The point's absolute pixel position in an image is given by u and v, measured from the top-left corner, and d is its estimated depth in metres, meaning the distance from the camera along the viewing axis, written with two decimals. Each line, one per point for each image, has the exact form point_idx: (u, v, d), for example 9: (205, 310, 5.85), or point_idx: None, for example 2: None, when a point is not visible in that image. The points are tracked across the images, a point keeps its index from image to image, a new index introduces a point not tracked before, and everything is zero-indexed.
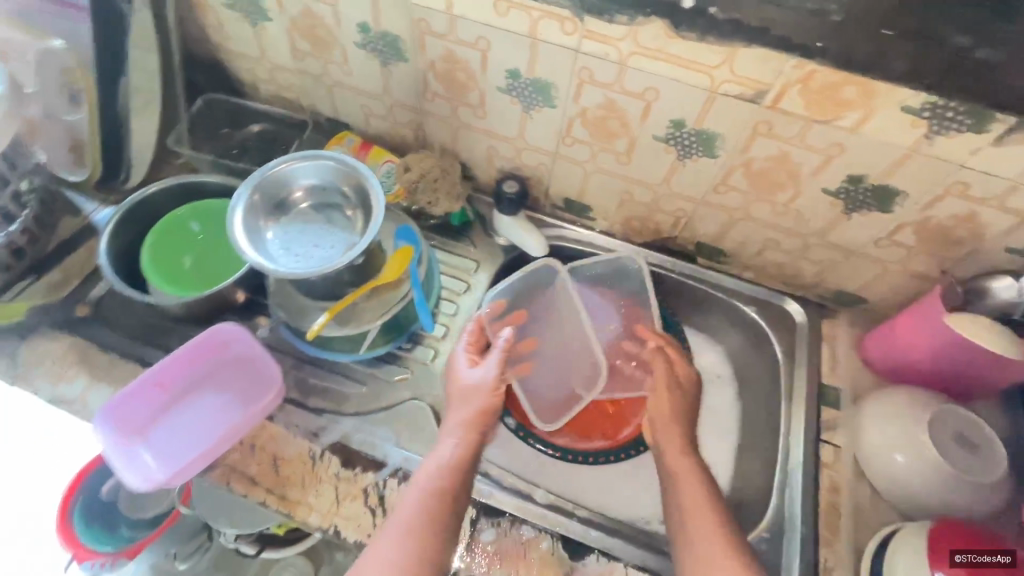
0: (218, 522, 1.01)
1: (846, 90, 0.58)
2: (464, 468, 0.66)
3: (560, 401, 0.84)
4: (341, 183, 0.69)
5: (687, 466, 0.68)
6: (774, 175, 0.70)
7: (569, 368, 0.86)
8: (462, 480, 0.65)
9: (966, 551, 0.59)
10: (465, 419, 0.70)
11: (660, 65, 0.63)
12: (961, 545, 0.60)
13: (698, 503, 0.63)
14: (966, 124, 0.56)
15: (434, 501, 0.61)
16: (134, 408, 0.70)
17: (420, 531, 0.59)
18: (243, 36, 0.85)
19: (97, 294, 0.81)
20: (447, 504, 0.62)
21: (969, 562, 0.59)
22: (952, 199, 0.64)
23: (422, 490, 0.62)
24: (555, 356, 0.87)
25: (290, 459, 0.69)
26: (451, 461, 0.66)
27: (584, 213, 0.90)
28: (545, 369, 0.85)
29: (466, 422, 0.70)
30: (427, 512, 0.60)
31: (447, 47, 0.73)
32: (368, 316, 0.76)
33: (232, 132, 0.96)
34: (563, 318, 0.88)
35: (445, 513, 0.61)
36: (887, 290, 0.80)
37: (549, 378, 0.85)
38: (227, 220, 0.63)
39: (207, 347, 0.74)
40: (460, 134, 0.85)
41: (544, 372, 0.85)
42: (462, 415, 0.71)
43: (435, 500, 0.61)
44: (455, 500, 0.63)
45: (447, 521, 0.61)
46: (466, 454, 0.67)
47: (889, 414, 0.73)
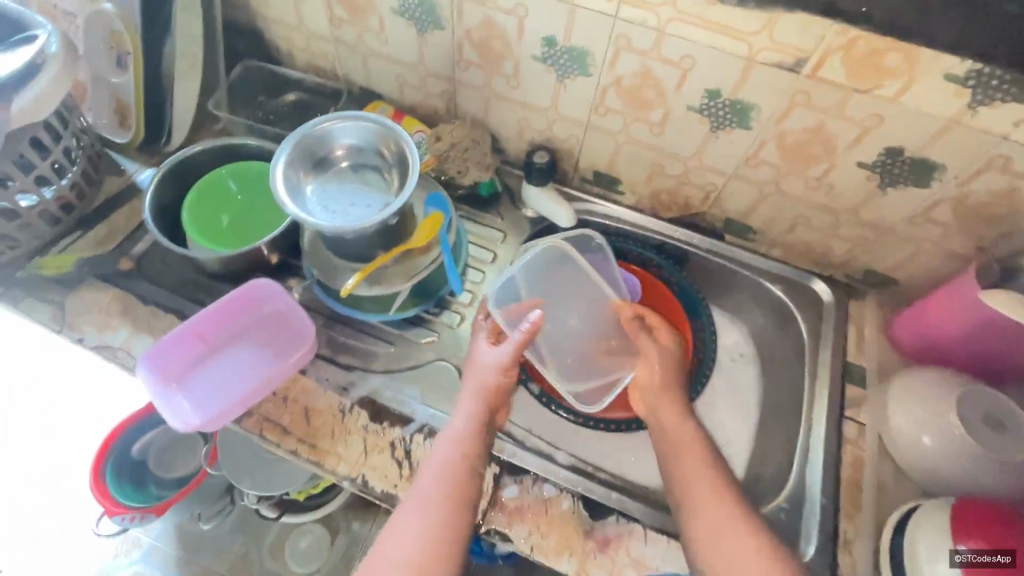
0: (242, 482, 1.06)
1: (888, 57, 0.58)
2: (479, 438, 0.66)
3: (600, 380, 0.79)
4: (381, 145, 0.71)
5: (687, 438, 0.67)
6: (809, 148, 0.70)
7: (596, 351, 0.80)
8: (478, 452, 0.65)
9: (973, 551, 0.59)
10: (475, 393, 0.69)
11: (698, 32, 0.64)
12: (975, 542, 0.59)
13: (699, 479, 0.64)
14: (1011, 94, 0.56)
15: (452, 474, 0.62)
16: (175, 354, 0.73)
17: (442, 505, 0.60)
18: (284, 4, 0.87)
19: (139, 249, 0.84)
20: (465, 475, 0.63)
21: (975, 561, 0.58)
22: (992, 173, 0.63)
23: (440, 465, 0.63)
24: (582, 338, 0.81)
25: (320, 411, 0.72)
26: (464, 435, 0.65)
27: (613, 187, 0.91)
28: (576, 352, 0.80)
29: (476, 396, 0.68)
30: (446, 486, 0.62)
31: (485, 13, 0.73)
32: (398, 278, 0.77)
33: (269, 100, 0.98)
34: (580, 298, 0.82)
35: (466, 485, 0.62)
36: (918, 271, 0.79)
37: (582, 360, 0.80)
38: (270, 174, 0.65)
39: (245, 302, 0.77)
40: (492, 104, 0.86)
41: (573, 353, 0.80)
42: (472, 389, 0.69)
43: (453, 473, 0.62)
44: (472, 473, 0.63)
45: (467, 489, 0.62)
46: (479, 426, 0.66)
47: (916, 391, 0.73)
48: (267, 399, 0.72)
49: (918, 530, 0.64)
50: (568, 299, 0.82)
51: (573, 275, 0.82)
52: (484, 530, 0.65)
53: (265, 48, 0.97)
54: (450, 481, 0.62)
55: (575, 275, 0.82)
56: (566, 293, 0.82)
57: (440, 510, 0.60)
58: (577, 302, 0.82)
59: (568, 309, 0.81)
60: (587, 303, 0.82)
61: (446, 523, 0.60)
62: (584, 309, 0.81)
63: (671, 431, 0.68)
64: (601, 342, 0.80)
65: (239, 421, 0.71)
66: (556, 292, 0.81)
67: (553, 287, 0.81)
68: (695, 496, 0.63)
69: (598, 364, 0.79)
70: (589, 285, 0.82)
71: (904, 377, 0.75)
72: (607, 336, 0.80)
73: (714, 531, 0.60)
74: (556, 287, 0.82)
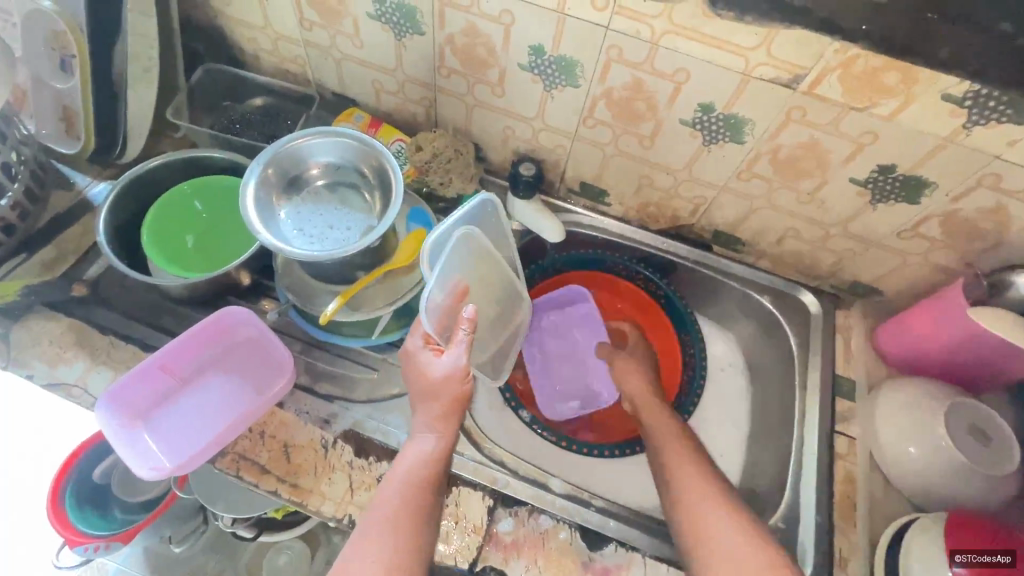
0: (216, 505, 0.95)
1: (887, 75, 0.56)
2: (444, 460, 0.63)
3: (503, 341, 0.78)
4: (361, 164, 0.66)
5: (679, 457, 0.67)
6: (802, 164, 0.69)
7: (499, 322, 0.76)
8: (443, 473, 0.62)
9: (967, 552, 0.60)
10: (442, 413, 0.64)
11: (694, 45, 0.61)
12: (963, 544, 0.61)
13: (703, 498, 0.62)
14: (1007, 115, 0.55)
15: (414, 498, 0.59)
16: (141, 390, 0.67)
17: (405, 525, 0.57)
18: (247, 3, 0.80)
19: (93, 273, 0.78)
20: (429, 500, 0.60)
21: (968, 562, 0.60)
22: (982, 191, 0.63)
23: (399, 486, 0.59)
24: (489, 311, 0.74)
25: (301, 446, 0.67)
26: (429, 458, 0.62)
27: (600, 198, 0.88)
28: (485, 326, 0.74)
29: (442, 416, 0.64)
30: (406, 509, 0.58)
31: (468, 20, 0.69)
32: (379, 302, 0.73)
33: (235, 105, 0.91)
34: (489, 271, 0.72)
35: (429, 509, 0.59)
36: (904, 283, 0.79)
37: (486, 329, 0.74)
38: (239, 197, 0.61)
39: (217, 330, 0.72)
40: (475, 113, 0.82)
41: (486, 330, 0.74)
42: (430, 401, 0.64)
43: (415, 496, 0.59)
44: (436, 491, 0.61)
45: (430, 515, 0.59)
46: (441, 451, 0.63)
47: (905, 406, 0.73)
48: (242, 435, 0.67)
49: (911, 547, 0.64)
50: (477, 278, 0.71)
51: (482, 249, 0.70)
52: (480, 568, 0.63)
53: (228, 49, 0.90)
54: (412, 505, 0.58)
55: (485, 245, 0.70)
56: (478, 270, 0.71)
57: (403, 531, 0.56)
58: (488, 277, 0.72)
59: (478, 283, 0.71)
60: (494, 275, 0.73)
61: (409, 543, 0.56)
62: (490, 283, 0.73)
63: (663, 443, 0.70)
64: (506, 306, 0.76)
65: (213, 461, 0.66)
66: (472, 273, 0.70)
67: (468, 266, 0.69)
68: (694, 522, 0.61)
69: (508, 334, 0.78)
70: (491, 254, 0.71)
71: (892, 391, 0.75)
72: (504, 299, 0.76)
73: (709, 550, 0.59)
74: (469, 268, 0.69)
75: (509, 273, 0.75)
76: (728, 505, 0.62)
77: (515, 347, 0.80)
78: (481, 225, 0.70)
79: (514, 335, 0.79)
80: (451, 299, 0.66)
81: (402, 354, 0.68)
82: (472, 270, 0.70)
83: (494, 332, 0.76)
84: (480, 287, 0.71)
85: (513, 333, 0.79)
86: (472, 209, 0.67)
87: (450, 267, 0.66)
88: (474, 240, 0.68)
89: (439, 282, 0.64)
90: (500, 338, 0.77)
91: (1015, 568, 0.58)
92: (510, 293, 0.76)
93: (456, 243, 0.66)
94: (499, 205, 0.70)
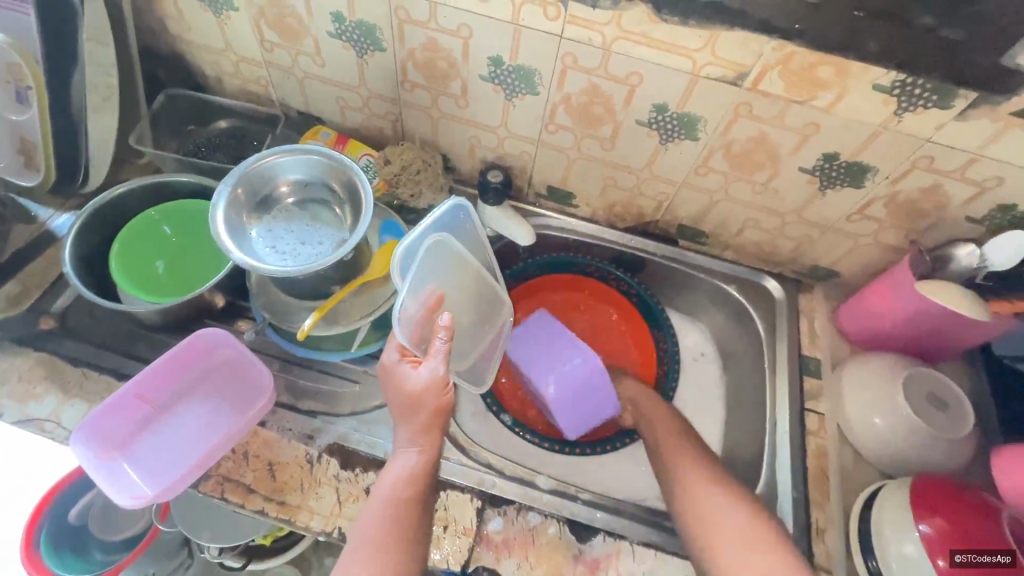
0: (201, 536, 0.94)
1: (822, 70, 0.60)
2: (428, 475, 0.64)
3: (484, 350, 0.79)
4: (329, 179, 0.67)
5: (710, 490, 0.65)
6: (754, 156, 0.73)
7: (481, 329, 0.77)
8: (428, 486, 0.64)
9: (966, 551, 0.60)
10: (423, 427, 0.65)
11: (643, 50, 0.64)
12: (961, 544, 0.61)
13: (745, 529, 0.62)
14: (932, 100, 0.60)
15: (401, 515, 0.60)
16: (118, 421, 0.67)
17: (387, 550, 0.58)
18: (207, 28, 0.81)
19: (61, 305, 0.76)
20: (413, 519, 0.60)
21: (967, 562, 0.60)
22: (919, 172, 0.67)
23: (382, 507, 0.60)
24: (467, 321, 0.75)
25: (285, 464, 0.68)
26: (410, 472, 0.63)
27: (567, 201, 0.91)
28: (463, 338, 0.75)
29: (423, 430, 0.65)
30: (395, 528, 0.59)
31: (428, 35, 0.71)
32: (356, 314, 0.74)
33: (200, 129, 0.92)
34: (465, 283, 0.74)
35: (412, 529, 0.60)
36: (859, 264, 0.84)
37: (464, 340, 0.75)
38: (209, 219, 0.61)
39: (194, 354, 0.72)
40: (441, 124, 0.84)
41: (465, 339, 0.75)
42: (412, 415, 0.65)
43: (401, 512, 0.60)
44: (424, 505, 0.62)
45: (416, 530, 0.60)
46: (420, 464, 0.64)
47: (866, 379, 0.77)
48: (224, 457, 0.67)
49: (881, 513, 0.68)
50: (451, 289, 0.72)
51: (456, 257, 0.71)
52: (472, 569, 0.64)
53: (190, 74, 0.90)
54: (392, 528, 0.59)
55: (458, 254, 0.72)
56: (451, 281, 0.72)
57: (376, 556, 0.57)
58: (464, 285, 0.73)
59: (454, 292, 0.72)
60: (469, 286, 0.74)
61: (387, 565, 0.57)
62: (465, 294, 0.74)
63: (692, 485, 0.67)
64: (485, 315, 0.77)
65: (196, 485, 0.65)
66: (445, 284, 0.71)
67: (440, 276, 0.70)
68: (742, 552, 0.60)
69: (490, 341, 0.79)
70: (464, 265, 0.73)
71: (854, 366, 0.79)
72: (481, 307, 0.76)
73: (718, 545, 0.61)
74: (441, 277, 0.70)
75: (484, 282, 0.75)
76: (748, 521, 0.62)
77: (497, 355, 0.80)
78: (452, 234, 0.71)
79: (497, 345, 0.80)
80: (425, 309, 0.67)
81: (381, 372, 0.67)
82: (447, 279, 0.71)
83: (474, 340, 0.76)
84: (455, 297, 0.73)
85: (495, 340, 0.79)
86: (441, 217, 0.69)
87: (422, 276, 0.67)
88: (446, 249, 0.70)
89: (411, 290, 0.66)
90: (483, 345, 0.78)
91: (1015, 568, 0.59)
92: (491, 300, 0.77)
93: (427, 252, 0.68)
94: (472, 212, 0.72)
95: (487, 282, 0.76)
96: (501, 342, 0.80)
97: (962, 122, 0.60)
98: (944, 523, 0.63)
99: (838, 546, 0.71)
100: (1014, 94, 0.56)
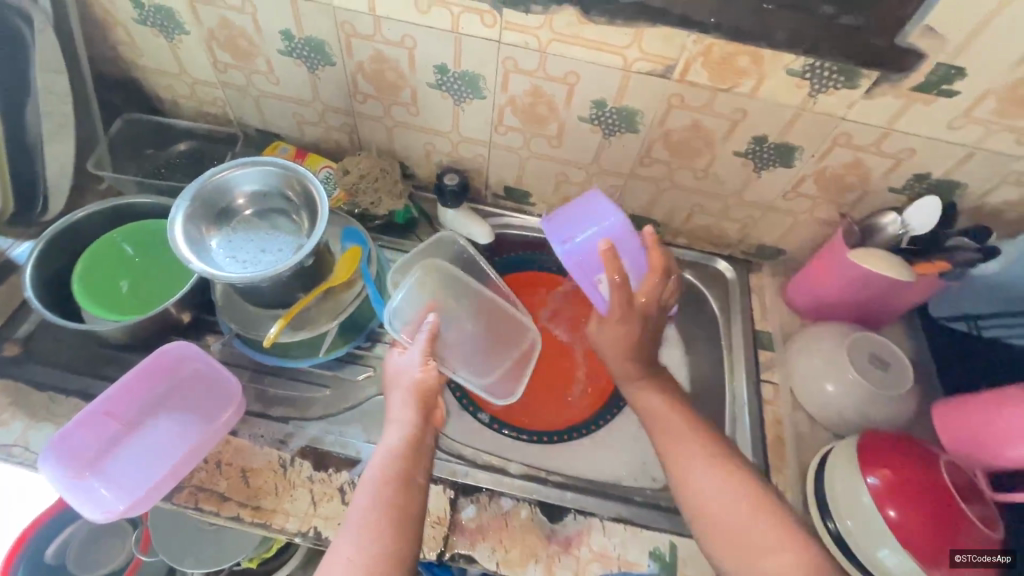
0: (185, 563, 0.92)
1: (739, 59, 0.65)
2: (415, 449, 0.64)
3: (507, 365, 0.81)
4: (283, 187, 0.70)
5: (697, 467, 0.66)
6: (691, 144, 0.77)
7: (502, 343, 0.82)
8: (415, 461, 0.64)
9: (966, 552, 0.62)
10: (404, 404, 0.67)
11: (577, 50, 0.69)
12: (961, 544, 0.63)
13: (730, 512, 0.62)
14: (840, 82, 0.65)
15: (384, 493, 0.61)
16: (86, 439, 0.67)
17: (396, 525, 0.59)
18: (159, 53, 0.83)
19: (25, 331, 0.77)
20: (399, 494, 0.61)
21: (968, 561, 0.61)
22: (840, 149, 0.72)
23: (369, 486, 0.61)
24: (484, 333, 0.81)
25: (259, 469, 0.69)
26: (404, 446, 0.64)
27: (524, 200, 0.94)
28: (475, 352, 0.80)
29: (405, 403, 0.67)
30: (381, 505, 0.60)
31: (375, 48, 0.75)
32: (322, 318, 0.76)
33: (158, 151, 0.93)
34: (468, 300, 0.82)
35: (415, 504, 0.61)
36: (800, 240, 0.89)
37: (479, 354, 0.80)
38: (168, 232, 0.63)
39: (161, 368, 0.72)
40: (396, 133, 0.87)
41: (484, 351, 0.81)
42: (409, 390, 0.68)
43: (387, 491, 0.61)
44: (410, 479, 0.62)
45: (403, 508, 0.60)
46: (411, 436, 0.65)
47: (813, 346, 0.81)
48: (198, 467, 0.68)
49: (832, 472, 0.72)
50: (453, 303, 0.81)
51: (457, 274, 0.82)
52: (449, 556, 0.66)
53: (145, 99, 0.92)
54: (398, 505, 0.60)
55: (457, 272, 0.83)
56: (450, 294, 0.81)
57: (386, 530, 0.58)
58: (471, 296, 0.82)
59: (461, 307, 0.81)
60: (473, 302, 0.82)
61: (395, 542, 0.58)
62: (471, 309, 0.82)
63: (680, 459, 0.67)
64: (499, 332, 0.82)
65: (170, 496, 0.66)
66: (442, 298, 0.80)
67: (438, 292, 0.80)
68: (719, 526, 0.62)
69: (506, 359, 0.81)
70: (465, 283, 0.83)
71: (801, 336, 0.83)
72: (495, 319, 0.83)
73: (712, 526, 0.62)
74: (438, 290, 0.80)
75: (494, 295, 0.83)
76: (741, 504, 0.62)
77: (517, 375, 0.81)
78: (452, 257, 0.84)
79: (523, 361, 0.81)
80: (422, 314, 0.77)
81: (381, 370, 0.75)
82: (449, 293, 0.81)
83: (496, 352, 0.81)
84: (457, 311, 0.81)
85: (519, 358, 0.82)
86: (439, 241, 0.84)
87: (419, 288, 0.79)
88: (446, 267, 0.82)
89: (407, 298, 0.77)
90: (507, 358, 0.81)
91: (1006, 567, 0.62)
92: (508, 317, 0.83)
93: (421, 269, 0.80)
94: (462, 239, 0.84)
95: (494, 296, 0.83)
96: (522, 363, 0.81)
97: (869, 100, 0.66)
98: (891, 475, 0.67)
99: (797, 507, 0.75)
100: (910, 71, 0.62)
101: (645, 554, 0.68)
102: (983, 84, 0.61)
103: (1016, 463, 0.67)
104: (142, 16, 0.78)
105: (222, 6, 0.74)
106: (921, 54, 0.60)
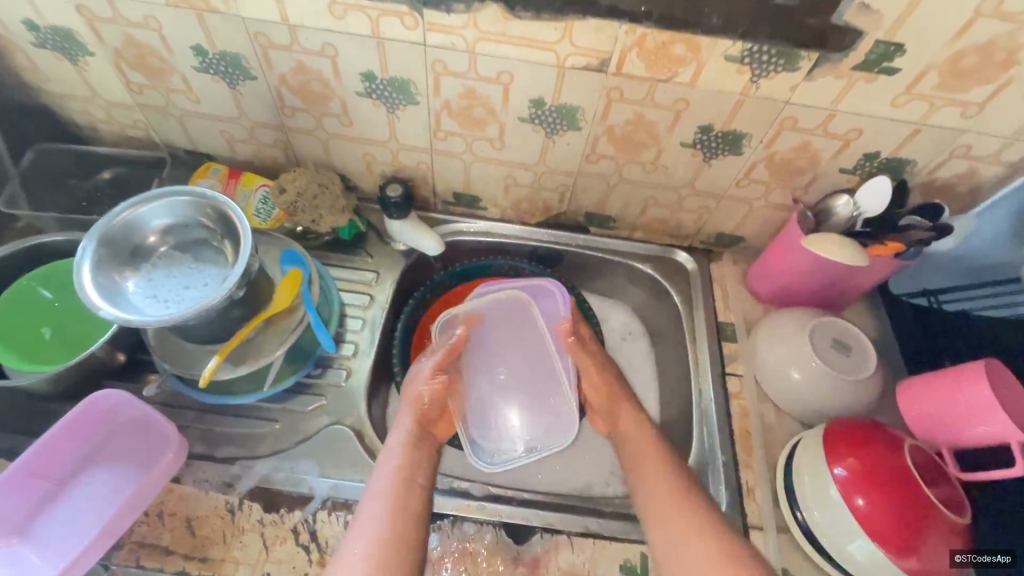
0: None
1: (675, 47, 0.62)
2: (417, 457, 0.67)
3: (507, 444, 0.76)
4: (199, 217, 0.66)
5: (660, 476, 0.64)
6: (636, 137, 0.74)
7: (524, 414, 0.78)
8: (417, 462, 0.66)
9: (960, 552, 0.61)
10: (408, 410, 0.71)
11: (507, 48, 0.65)
12: (959, 546, 0.61)
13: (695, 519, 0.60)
14: (780, 65, 0.62)
15: (397, 495, 0.62)
16: (10, 501, 0.62)
17: (405, 517, 0.60)
18: (67, 76, 0.77)
19: None
20: (412, 497, 0.62)
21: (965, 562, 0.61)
22: (788, 133, 0.70)
23: (380, 487, 0.62)
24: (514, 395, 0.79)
25: (204, 517, 0.65)
26: (405, 449, 0.67)
27: (475, 204, 0.90)
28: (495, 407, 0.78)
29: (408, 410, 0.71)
30: (394, 504, 0.61)
31: (295, 58, 0.70)
32: (266, 350, 0.71)
33: (81, 182, 0.87)
34: (520, 356, 0.81)
35: (419, 502, 0.62)
36: (758, 226, 0.87)
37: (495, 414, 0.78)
38: (75, 279, 0.58)
39: (93, 419, 0.68)
40: (332, 145, 0.83)
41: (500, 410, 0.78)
42: (410, 402, 0.71)
43: (400, 490, 0.62)
44: (414, 477, 0.64)
45: (416, 508, 0.62)
46: (412, 438, 0.68)
47: (777, 336, 0.79)
48: (139, 522, 0.64)
49: (799, 465, 0.71)
50: (502, 348, 0.82)
51: (522, 329, 0.82)
52: None
53: (60, 125, 0.85)
54: (403, 503, 0.61)
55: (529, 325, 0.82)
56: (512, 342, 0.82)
57: (396, 525, 0.59)
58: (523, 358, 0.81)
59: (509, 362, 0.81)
60: (514, 362, 0.81)
61: (405, 536, 0.59)
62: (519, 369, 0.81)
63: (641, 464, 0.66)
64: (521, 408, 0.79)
65: (106, 556, 0.62)
66: (500, 337, 0.82)
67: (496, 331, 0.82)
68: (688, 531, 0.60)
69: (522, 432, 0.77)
70: (529, 340, 0.82)
71: (764, 325, 0.82)
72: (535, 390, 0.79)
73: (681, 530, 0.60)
74: (495, 329, 0.82)
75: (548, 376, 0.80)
76: None
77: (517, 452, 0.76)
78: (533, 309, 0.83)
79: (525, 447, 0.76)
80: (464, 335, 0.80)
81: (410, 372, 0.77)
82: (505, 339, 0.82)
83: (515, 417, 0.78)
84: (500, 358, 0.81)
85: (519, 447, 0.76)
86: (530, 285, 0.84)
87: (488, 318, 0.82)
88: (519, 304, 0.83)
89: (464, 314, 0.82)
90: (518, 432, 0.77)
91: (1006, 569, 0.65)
92: (554, 391, 0.80)
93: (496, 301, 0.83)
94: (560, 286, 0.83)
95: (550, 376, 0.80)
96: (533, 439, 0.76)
97: (812, 81, 0.63)
98: (858, 464, 0.65)
99: (768, 503, 0.74)
100: (850, 50, 0.59)
101: (615, 568, 0.66)
102: (924, 58, 0.59)
103: (983, 439, 0.66)
104: (41, 38, 0.72)
105: (124, 23, 0.68)
106: (859, 31, 0.58)
